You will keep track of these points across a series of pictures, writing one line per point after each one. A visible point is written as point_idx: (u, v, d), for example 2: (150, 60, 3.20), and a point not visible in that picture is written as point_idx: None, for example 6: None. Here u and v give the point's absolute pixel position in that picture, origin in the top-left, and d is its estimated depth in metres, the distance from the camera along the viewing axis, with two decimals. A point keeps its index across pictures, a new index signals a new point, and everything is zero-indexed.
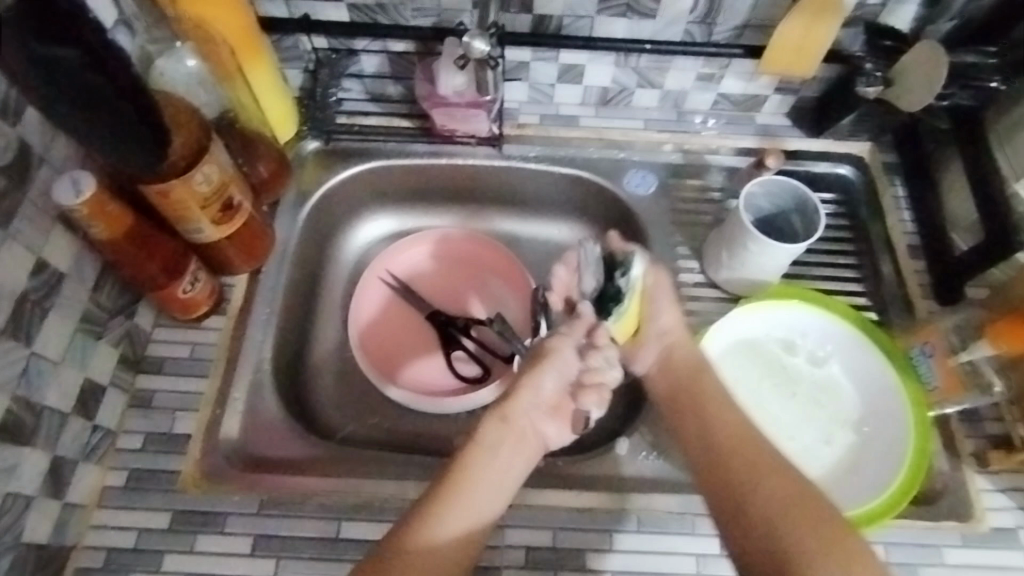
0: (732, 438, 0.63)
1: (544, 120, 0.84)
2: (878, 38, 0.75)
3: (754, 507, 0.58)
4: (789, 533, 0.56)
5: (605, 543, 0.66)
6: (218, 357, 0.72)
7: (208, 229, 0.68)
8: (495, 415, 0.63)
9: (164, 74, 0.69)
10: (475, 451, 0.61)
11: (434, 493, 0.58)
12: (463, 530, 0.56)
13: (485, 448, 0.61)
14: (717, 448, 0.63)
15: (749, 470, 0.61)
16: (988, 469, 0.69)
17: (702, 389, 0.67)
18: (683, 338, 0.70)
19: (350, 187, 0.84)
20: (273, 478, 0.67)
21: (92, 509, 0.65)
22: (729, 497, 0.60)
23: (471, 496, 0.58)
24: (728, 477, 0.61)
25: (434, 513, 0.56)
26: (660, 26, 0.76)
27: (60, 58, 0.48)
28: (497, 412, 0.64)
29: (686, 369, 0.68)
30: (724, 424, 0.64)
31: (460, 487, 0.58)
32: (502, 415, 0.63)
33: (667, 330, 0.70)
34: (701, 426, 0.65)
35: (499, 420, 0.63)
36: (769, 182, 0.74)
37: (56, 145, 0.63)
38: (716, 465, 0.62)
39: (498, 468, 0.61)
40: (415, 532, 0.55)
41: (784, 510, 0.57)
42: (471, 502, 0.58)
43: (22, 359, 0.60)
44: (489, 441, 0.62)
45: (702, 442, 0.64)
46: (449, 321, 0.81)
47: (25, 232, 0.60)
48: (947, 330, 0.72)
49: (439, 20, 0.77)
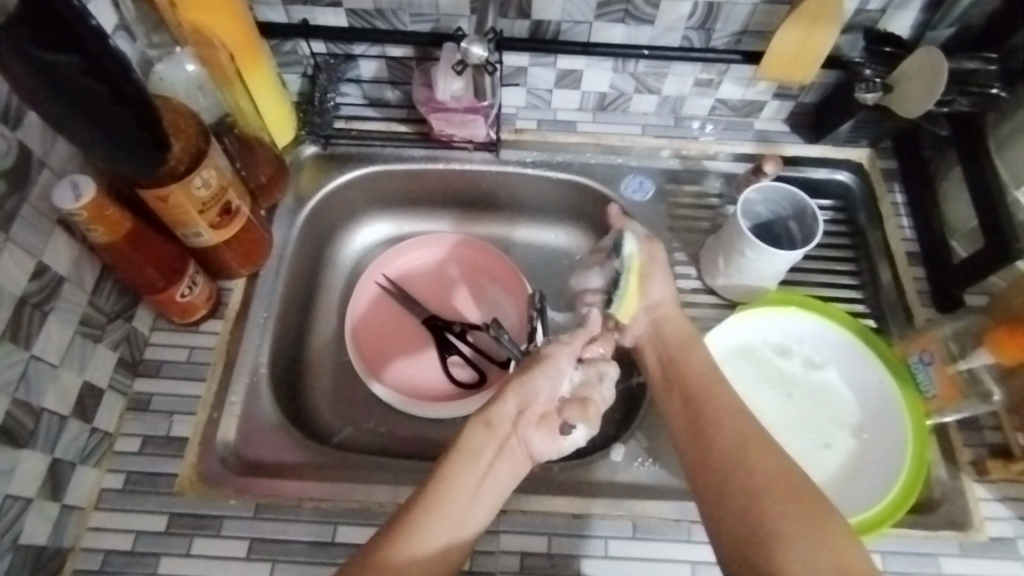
0: (719, 409, 0.62)
1: (541, 125, 0.85)
2: (878, 44, 0.74)
3: (735, 477, 0.57)
4: (764, 498, 0.55)
5: (599, 550, 0.66)
6: (216, 361, 0.73)
7: (206, 234, 0.68)
8: (479, 421, 0.62)
9: (164, 80, 0.71)
10: (455, 454, 0.59)
11: (420, 500, 0.56)
12: (450, 541, 0.54)
13: (468, 453, 0.59)
14: (703, 421, 0.62)
15: (733, 440, 0.59)
16: (987, 479, 0.69)
17: (692, 366, 0.66)
18: (673, 311, 0.70)
19: (348, 192, 0.85)
20: (268, 484, 0.68)
21: (90, 511, 0.66)
22: (710, 467, 0.59)
23: (457, 505, 0.56)
24: (710, 448, 0.60)
25: (422, 521, 0.54)
26: (658, 32, 0.76)
27: (60, 65, 0.48)
28: (481, 416, 0.62)
29: (676, 338, 0.69)
30: (711, 396, 0.63)
31: (446, 494, 0.56)
32: (486, 421, 0.62)
33: (657, 302, 0.71)
34: (688, 400, 0.64)
35: (484, 426, 0.61)
36: (766, 189, 0.74)
37: (56, 149, 0.62)
38: (700, 436, 0.61)
39: (484, 475, 0.59)
40: (404, 540, 0.53)
41: (765, 479, 0.56)
42: (458, 508, 0.56)
43: (22, 361, 0.59)
44: (472, 447, 0.60)
45: (688, 415, 0.63)
46: (446, 326, 0.82)
47: (24, 236, 0.59)
48: (945, 338, 0.70)
49: (436, 25, 0.77)
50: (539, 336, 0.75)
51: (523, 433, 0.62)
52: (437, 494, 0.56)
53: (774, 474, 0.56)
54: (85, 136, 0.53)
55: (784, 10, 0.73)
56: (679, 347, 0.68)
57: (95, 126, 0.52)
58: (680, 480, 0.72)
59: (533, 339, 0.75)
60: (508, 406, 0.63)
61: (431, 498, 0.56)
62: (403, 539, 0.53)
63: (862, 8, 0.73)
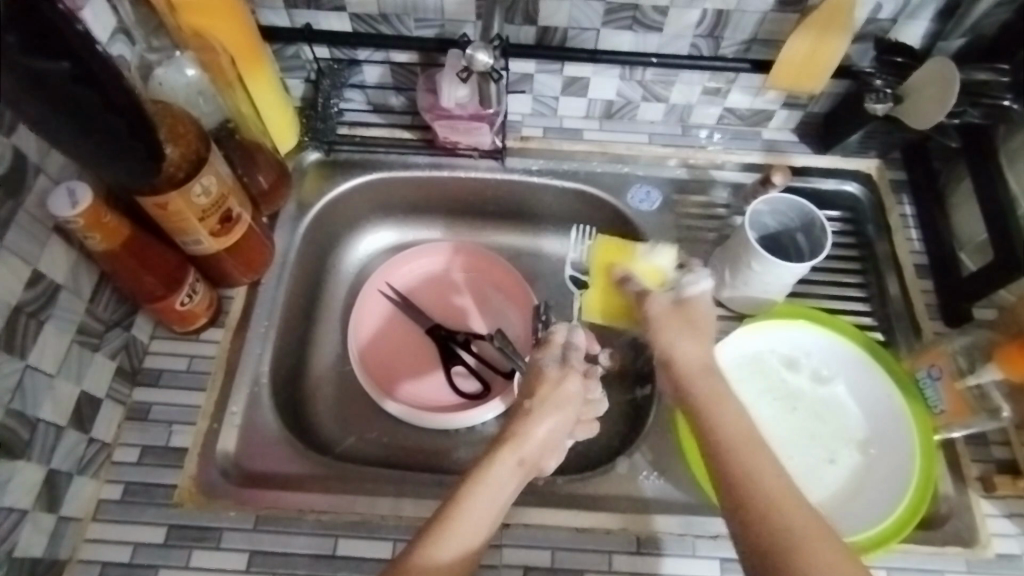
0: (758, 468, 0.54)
1: (547, 133, 0.84)
2: (890, 54, 0.73)
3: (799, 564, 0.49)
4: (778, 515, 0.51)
5: (604, 565, 0.65)
6: (216, 370, 0.72)
7: (206, 241, 0.67)
8: (512, 453, 0.58)
9: (163, 84, 0.68)
10: (480, 479, 0.56)
11: (437, 517, 0.54)
12: (466, 552, 0.52)
13: (493, 480, 0.56)
14: (742, 482, 0.53)
15: (786, 513, 0.51)
16: (995, 495, 0.68)
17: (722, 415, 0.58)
18: (701, 366, 0.63)
19: (352, 199, 0.84)
20: (268, 495, 0.67)
21: (87, 522, 0.65)
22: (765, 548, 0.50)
23: (474, 518, 0.54)
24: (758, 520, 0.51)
25: (436, 536, 0.53)
26: (666, 39, 0.75)
27: (48, 72, 0.46)
28: (511, 447, 0.59)
29: (706, 398, 0.60)
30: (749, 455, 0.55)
31: (464, 512, 0.54)
32: (518, 454, 0.59)
33: (687, 360, 0.63)
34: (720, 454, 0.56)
35: (515, 458, 0.58)
36: (775, 201, 0.73)
37: (53, 155, 0.61)
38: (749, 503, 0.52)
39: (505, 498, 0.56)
40: (421, 552, 0.52)
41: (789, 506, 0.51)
42: (478, 524, 0.54)
43: (17, 371, 0.58)
44: (499, 473, 0.57)
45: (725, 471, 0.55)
46: (449, 336, 0.81)
47: (20, 245, 0.58)
48: (953, 353, 0.69)
49: (442, 31, 0.76)
50: None
51: (535, 454, 0.60)
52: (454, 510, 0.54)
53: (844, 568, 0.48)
54: (95, 162, 0.54)
55: (793, 18, 0.72)
56: (701, 397, 0.60)
57: (97, 148, 0.52)
58: (685, 494, 0.71)
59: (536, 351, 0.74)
60: (535, 435, 0.60)
61: (450, 515, 0.54)
62: (417, 555, 0.51)
63: (873, 17, 0.72)
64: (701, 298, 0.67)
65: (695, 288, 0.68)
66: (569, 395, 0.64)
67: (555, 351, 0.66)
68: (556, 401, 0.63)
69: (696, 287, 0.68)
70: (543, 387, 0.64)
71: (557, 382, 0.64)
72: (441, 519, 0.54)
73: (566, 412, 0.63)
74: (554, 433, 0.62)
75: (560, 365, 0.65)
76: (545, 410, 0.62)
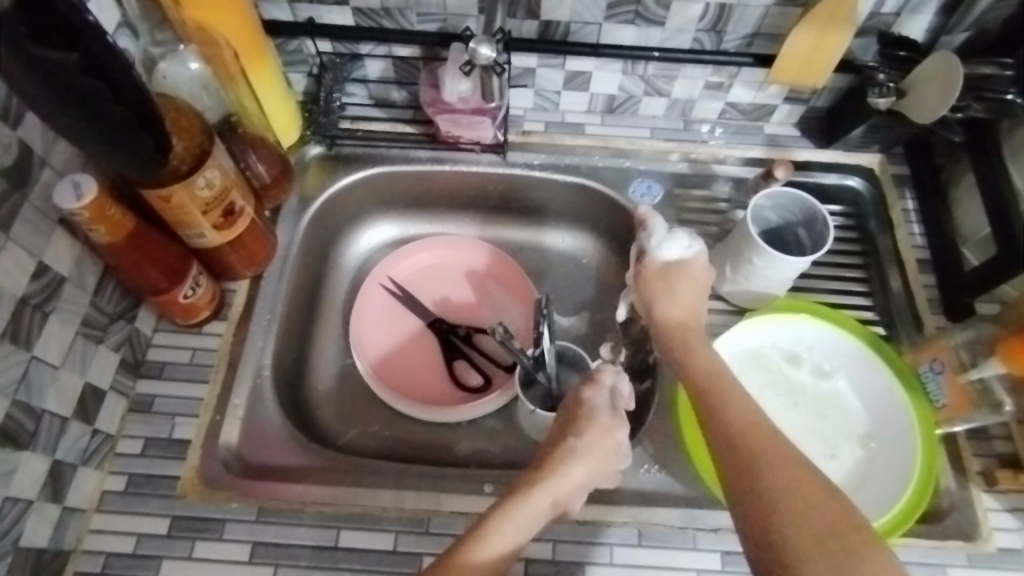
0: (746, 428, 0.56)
1: (549, 127, 0.84)
2: (891, 48, 0.74)
3: (786, 522, 0.50)
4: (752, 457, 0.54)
5: (604, 557, 0.65)
6: (219, 363, 0.72)
7: (209, 235, 0.67)
8: (546, 493, 0.58)
9: (167, 78, 0.69)
10: (507, 514, 0.56)
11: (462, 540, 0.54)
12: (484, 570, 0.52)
13: (522, 515, 0.56)
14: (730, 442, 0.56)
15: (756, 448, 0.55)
16: (996, 488, 0.68)
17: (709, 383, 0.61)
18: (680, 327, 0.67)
19: (354, 192, 0.84)
20: (269, 487, 0.67)
21: (92, 513, 0.65)
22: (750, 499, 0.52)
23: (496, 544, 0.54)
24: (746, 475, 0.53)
25: (461, 556, 0.53)
26: (669, 34, 0.75)
27: (57, 62, 0.46)
28: (548, 487, 0.58)
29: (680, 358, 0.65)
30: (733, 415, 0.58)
31: (489, 537, 0.54)
32: (552, 494, 0.58)
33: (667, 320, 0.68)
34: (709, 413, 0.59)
35: (547, 497, 0.58)
36: (775, 196, 0.73)
37: (57, 147, 0.61)
38: (741, 457, 0.54)
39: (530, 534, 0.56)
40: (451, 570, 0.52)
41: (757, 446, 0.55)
42: (499, 547, 0.54)
43: (22, 363, 0.58)
44: (531, 510, 0.56)
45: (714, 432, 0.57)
46: (450, 329, 0.81)
47: (25, 237, 0.59)
48: (956, 347, 0.69)
49: (444, 25, 0.76)
50: (546, 344, 0.72)
51: (567, 494, 0.59)
52: (477, 538, 0.54)
53: (840, 524, 0.49)
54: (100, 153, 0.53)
55: (796, 12, 0.72)
56: (685, 362, 0.64)
57: (111, 142, 0.52)
58: (686, 488, 0.71)
59: (540, 347, 0.72)
60: (572, 476, 0.60)
61: (471, 541, 0.54)
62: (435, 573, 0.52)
63: (876, 11, 0.72)
64: (693, 262, 0.69)
65: (688, 250, 0.70)
66: (615, 444, 0.63)
67: (604, 392, 0.66)
68: (601, 449, 0.62)
69: (689, 253, 0.70)
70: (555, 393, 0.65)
71: (607, 429, 0.63)
72: (470, 539, 0.54)
73: (608, 460, 0.62)
74: (589, 478, 0.61)
75: (611, 412, 0.65)
76: (588, 454, 0.61)
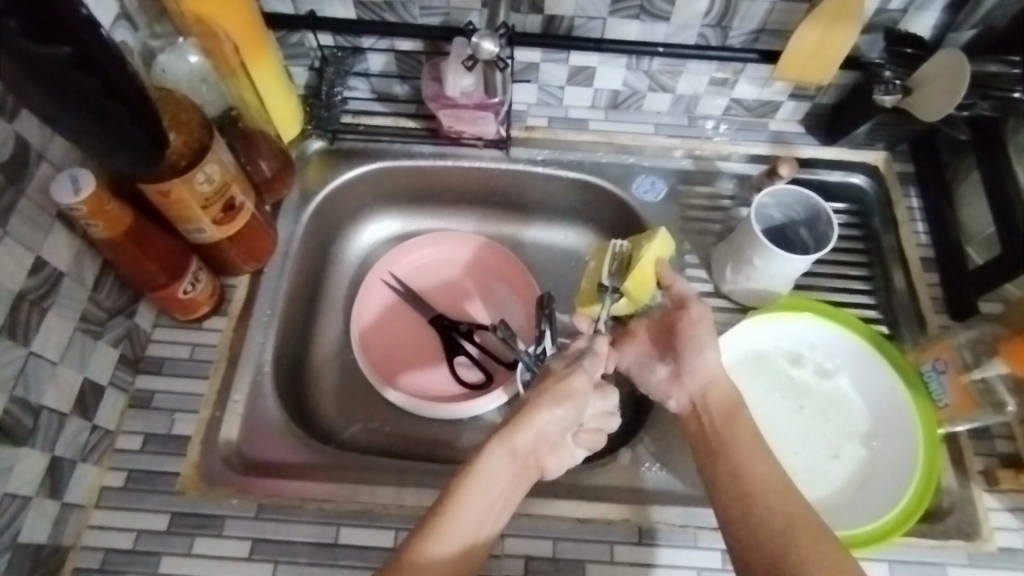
0: (772, 487, 0.57)
1: (553, 123, 0.83)
2: (899, 45, 0.73)
3: None
4: (755, 497, 0.57)
5: (606, 555, 0.65)
6: (219, 359, 0.72)
7: (209, 230, 0.67)
8: (502, 445, 0.57)
9: (166, 71, 0.68)
10: (469, 479, 0.55)
11: (431, 517, 0.53)
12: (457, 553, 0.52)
13: (484, 473, 0.56)
14: (750, 499, 0.57)
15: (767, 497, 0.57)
16: (996, 488, 0.68)
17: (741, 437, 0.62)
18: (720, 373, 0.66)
19: (357, 187, 0.84)
20: (270, 483, 0.67)
21: (91, 509, 0.65)
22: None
23: (464, 519, 0.53)
24: (765, 540, 0.54)
25: (441, 526, 0.53)
26: (674, 29, 0.74)
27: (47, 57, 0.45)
28: (501, 438, 0.58)
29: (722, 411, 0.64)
30: (759, 473, 0.58)
31: (456, 507, 0.54)
32: (509, 445, 0.58)
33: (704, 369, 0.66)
34: (732, 464, 0.60)
35: (505, 450, 0.57)
36: (780, 193, 0.73)
37: (56, 141, 0.60)
38: (744, 504, 0.57)
39: (499, 494, 0.56)
40: (421, 546, 0.51)
41: (767, 490, 0.57)
42: (464, 520, 0.53)
43: (20, 358, 0.58)
44: (491, 471, 0.56)
45: (737, 492, 0.58)
46: (453, 326, 0.80)
47: (22, 231, 0.58)
48: (959, 347, 0.69)
49: (447, 19, 0.75)
50: (547, 341, 0.73)
51: (529, 446, 0.59)
52: (449, 513, 0.53)
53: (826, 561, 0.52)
54: (103, 153, 0.54)
55: (802, 8, 0.71)
56: (722, 421, 0.63)
57: (104, 139, 0.52)
58: (687, 486, 0.71)
59: (539, 343, 0.73)
60: (538, 426, 0.59)
61: (441, 516, 0.53)
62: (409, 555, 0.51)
63: (883, 8, 0.72)
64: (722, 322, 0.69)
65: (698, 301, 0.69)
66: (577, 393, 0.62)
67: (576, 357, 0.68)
68: (555, 393, 0.61)
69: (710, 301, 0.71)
70: (549, 379, 0.63)
71: (563, 376, 0.63)
72: (432, 519, 0.53)
73: (582, 416, 0.63)
74: (558, 430, 0.61)
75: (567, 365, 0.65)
76: (542, 400, 0.61)
